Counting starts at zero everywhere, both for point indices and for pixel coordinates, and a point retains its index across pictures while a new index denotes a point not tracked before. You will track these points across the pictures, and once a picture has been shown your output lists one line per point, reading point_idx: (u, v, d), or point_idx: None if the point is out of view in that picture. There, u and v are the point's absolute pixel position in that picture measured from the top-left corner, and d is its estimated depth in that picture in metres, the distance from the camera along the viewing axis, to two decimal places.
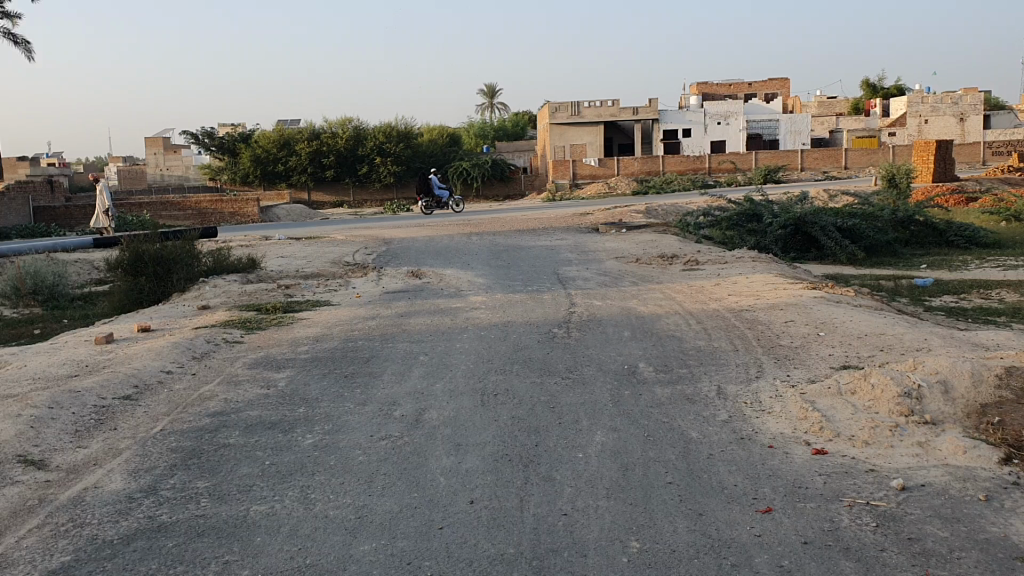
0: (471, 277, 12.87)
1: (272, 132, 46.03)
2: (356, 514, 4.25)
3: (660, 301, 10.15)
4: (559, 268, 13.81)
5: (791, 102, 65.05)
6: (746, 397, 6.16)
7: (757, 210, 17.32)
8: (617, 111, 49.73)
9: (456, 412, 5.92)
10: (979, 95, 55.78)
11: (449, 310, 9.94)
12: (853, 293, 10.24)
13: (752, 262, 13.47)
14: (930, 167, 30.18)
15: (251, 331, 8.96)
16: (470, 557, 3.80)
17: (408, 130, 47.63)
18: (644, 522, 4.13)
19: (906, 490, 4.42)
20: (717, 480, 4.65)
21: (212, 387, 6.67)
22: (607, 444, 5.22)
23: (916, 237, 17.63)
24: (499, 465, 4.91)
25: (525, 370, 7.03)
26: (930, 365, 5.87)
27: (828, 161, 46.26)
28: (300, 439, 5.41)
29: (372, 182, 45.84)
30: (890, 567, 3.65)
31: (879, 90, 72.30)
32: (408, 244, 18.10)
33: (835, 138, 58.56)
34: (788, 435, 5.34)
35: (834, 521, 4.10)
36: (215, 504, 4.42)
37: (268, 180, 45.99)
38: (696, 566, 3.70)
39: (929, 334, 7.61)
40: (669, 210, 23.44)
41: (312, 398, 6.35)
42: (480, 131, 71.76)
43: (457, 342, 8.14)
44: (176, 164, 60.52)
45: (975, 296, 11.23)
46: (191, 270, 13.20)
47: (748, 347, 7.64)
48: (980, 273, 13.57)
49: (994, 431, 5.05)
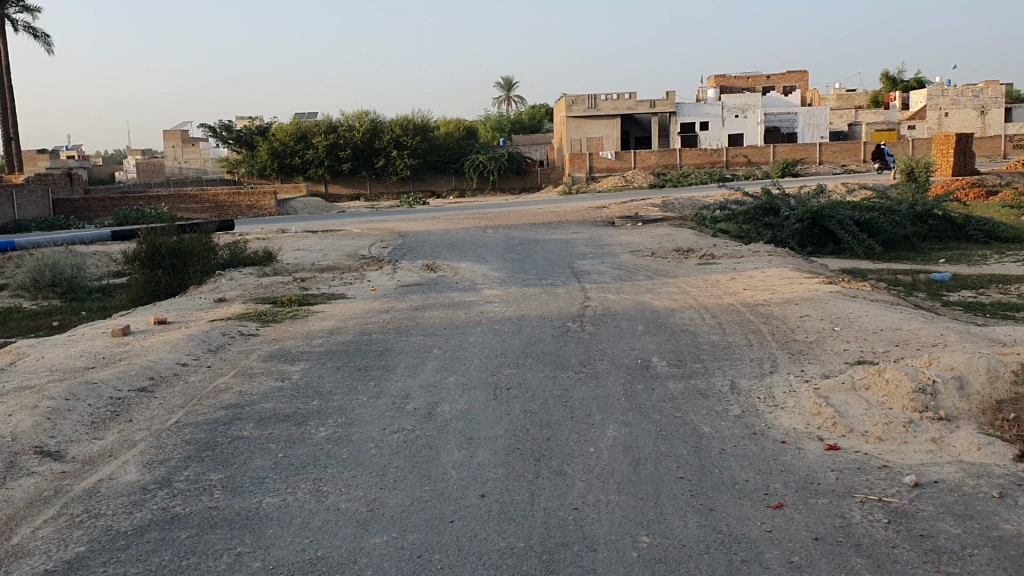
0: (485, 270, 12.88)
1: (288, 124, 45.92)
2: (368, 508, 4.27)
3: (676, 295, 10.14)
4: (574, 262, 13.76)
5: (810, 96, 64.85)
6: (759, 392, 6.14)
7: (774, 204, 17.19)
8: (634, 104, 49.46)
9: (469, 406, 5.92)
10: (1001, 87, 55.16)
11: (463, 303, 9.97)
12: (870, 287, 10.19)
13: (768, 257, 13.34)
14: (949, 159, 29.93)
15: (267, 323, 9.03)
16: (479, 551, 3.81)
17: (425, 123, 47.70)
18: (655, 518, 4.12)
19: (918, 487, 4.41)
20: (729, 475, 4.64)
21: (226, 379, 6.71)
22: (619, 439, 5.20)
23: (935, 232, 17.41)
24: (511, 459, 4.91)
25: (538, 364, 7.04)
26: (945, 361, 5.85)
27: (847, 154, 46.02)
28: (313, 432, 5.43)
29: (389, 175, 46.13)
30: (901, 563, 3.65)
31: (899, 82, 71.94)
32: (423, 238, 18.05)
33: (853, 133, 58.21)
34: (801, 430, 5.32)
35: (845, 517, 4.09)
36: (228, 496, 4.44)
37: (284, 172, 45.89)
38: (707, 562, 3.68)
39: (946, 329, 7.58)
40: (686, 202, 23.35)
41: (325, 390, 6.39)
42: (497, 125, 72.03)
43: (471, 336, 8.13)
44: (194, 157, 61.07)
45: (993, 291, 11.14)
46: (208, 262, 13.25)
47: (762, 342, 7.62)
48: (999, 268, 13.42)
49: (1010, 428, 5.02)
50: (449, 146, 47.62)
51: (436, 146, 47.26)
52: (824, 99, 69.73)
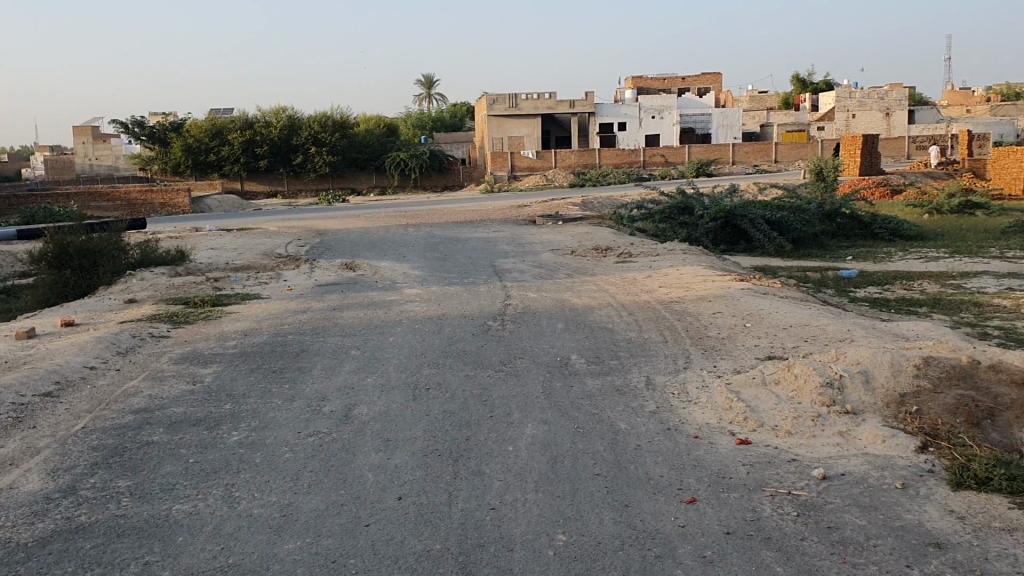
0: (405, 269, 12.90)
1: (204, 120, 45.28)
2: (281, 513, 4.26)
3: (595, 293, 10.25)
4: (496, 261, 13.83)
5: (723, 98, 65.87)
6: (673, 387, 6.26)
7: (690, 203, 17.46)
8: (555, 103, 49.80)
9: (386, 407, 5.92)
10: (905, 90, 56.75)
11: (384, 302, 9.98)
12: (779, 284, 10.43)
13: (684, 255, 13.58)
14: (856, 160, 30.63)
15: (179, 325, 8.91)
16: (395, 554, 3.83)
17: (344, 121, 47.40)
18: (571, 515, 4.19)
19: (826, 479, 4.55)
20: (645, 471, 4.73)
21: (136, 383, 6.61)
22: (537, 438, 5.27)
23: (843, 230, 17.87)
24: (428, 460, 4.94)
25: (458, 363, 7.07)
26: (851, 356, 6.03)
27: (759, 154, 46.91)
28: (225, 436, 5.39)
29: (307, 172, 45.52)
30: (809, 555, 3.76)
31: (808, 85, 73.38)
32: (342, 236, 17.95)
33: (765, 133, 59.33)
34: (714, 425, 5.44)
35: (756, 511, 4.20)
36: (135, 504, 4.39)
37: (199, 169, 45.17)
38: (622, 558, 3.76)
39: (852, 325, 7.79)
40: (605, 201, 23.60)
41: (238, 393, 6.34)
42: (418, 123, 71.71)
43: (390, 335, 8.15)
44: (106, 154, 59.81)
45: (898, 287, 11.50)
46: (118, 263, 13.03)
47: (677, 339, 7.75)
48: (903, 265, 13.85)
49: (912, 420, 5.21)
50: (368, 142, 47.37)
51: (356, 143, 47.00)
52: (738, 100, 70.92)
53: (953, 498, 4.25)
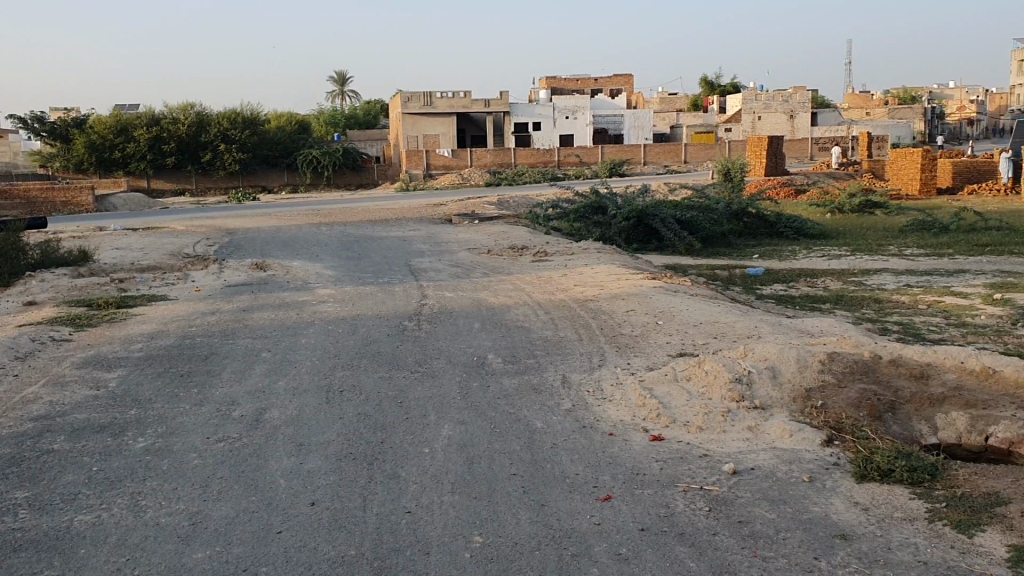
0: (317, 269, 12.81)
1: (108, 117, 44.30)
2: (190, 521, 4.23)
3: (509, 292, 10.32)
4: (410, 260, 13.82)
5: (632, 99, 66.63)
6: (588, 385, 6.36)
7: (603, 202, 17.66)
8: (469, 103, 49.91)
9: (299, 411, 5.90)
10: (807, 93, 58.06)
11: (296, 302, 9.92)
12: (690, 282, 10.63)
13: (597, 254, 13.74)
14: (761, 161, 31.24)
15: (81, 328, 8.73)
16: (309, 561, 3.83)
17: (254, 118, 46.79)
18: (488, 516, 4.24)
19: (736, 474, 4.67)
20: (560, 470, 4.80)
21: (36, 390, 6.46)
22: (453, 439, 5.31)
23: (749, 229, 18.26)
24: (343, 464, 4.94)
25: (373, 364, 7.07)
26: (759, 352, 6.19)
27: (669, 155, 47.58)
28: (131, 443, 5.32)
29: (216, 169, 44.81)
30: (720, 550, 3.87)
31: (716, 87, 74.64)
32: (252, 236, 17.73)
33: (675, 134, 60.16)
34: (628, 422, 5.54)
35: (669, 507, 4.30)
36: (34, 516, 4.31)
37: (104, 167, 44.13)
38: (538, 558, 3.82)
39: (760, 321, 7.98)
40: (518, 201, 23.71)
41: (144, 398, 6.24)
42: (330, 120, 71.06)
43: (302, 337, 8.10)
44: (4, 151, 58.02)
45: (802, 284, 11.80)
46: (16, 263, 12.69)
47: (591, 337, 7.85)
48: (808, 262, 14.21)
49: (819, 414, 5.38)
50: (279, 140, 46.84)
51: (266, 140, 46.41)
52: (648, 100, 71.81)
53: (857, 489, 4.42)
